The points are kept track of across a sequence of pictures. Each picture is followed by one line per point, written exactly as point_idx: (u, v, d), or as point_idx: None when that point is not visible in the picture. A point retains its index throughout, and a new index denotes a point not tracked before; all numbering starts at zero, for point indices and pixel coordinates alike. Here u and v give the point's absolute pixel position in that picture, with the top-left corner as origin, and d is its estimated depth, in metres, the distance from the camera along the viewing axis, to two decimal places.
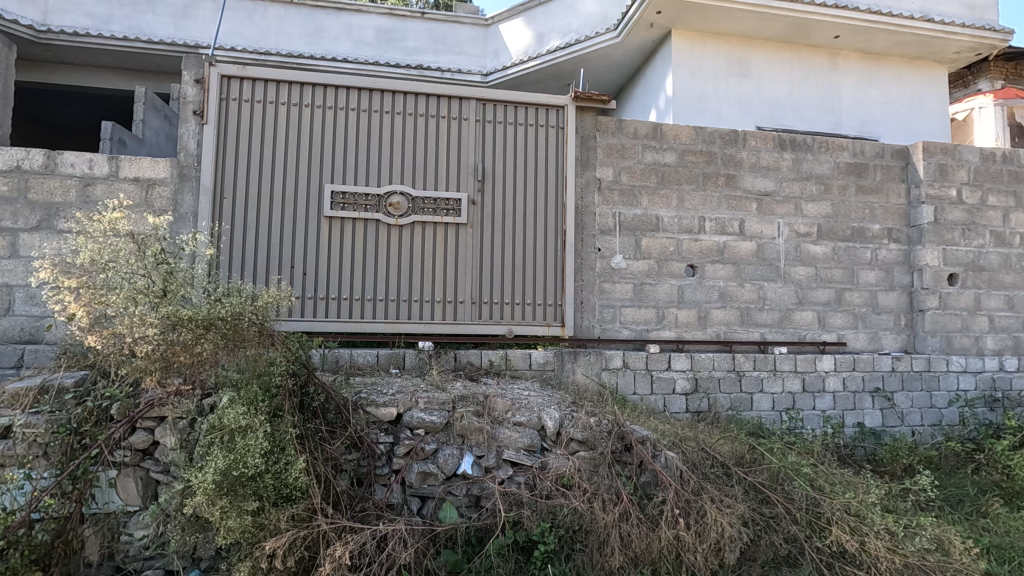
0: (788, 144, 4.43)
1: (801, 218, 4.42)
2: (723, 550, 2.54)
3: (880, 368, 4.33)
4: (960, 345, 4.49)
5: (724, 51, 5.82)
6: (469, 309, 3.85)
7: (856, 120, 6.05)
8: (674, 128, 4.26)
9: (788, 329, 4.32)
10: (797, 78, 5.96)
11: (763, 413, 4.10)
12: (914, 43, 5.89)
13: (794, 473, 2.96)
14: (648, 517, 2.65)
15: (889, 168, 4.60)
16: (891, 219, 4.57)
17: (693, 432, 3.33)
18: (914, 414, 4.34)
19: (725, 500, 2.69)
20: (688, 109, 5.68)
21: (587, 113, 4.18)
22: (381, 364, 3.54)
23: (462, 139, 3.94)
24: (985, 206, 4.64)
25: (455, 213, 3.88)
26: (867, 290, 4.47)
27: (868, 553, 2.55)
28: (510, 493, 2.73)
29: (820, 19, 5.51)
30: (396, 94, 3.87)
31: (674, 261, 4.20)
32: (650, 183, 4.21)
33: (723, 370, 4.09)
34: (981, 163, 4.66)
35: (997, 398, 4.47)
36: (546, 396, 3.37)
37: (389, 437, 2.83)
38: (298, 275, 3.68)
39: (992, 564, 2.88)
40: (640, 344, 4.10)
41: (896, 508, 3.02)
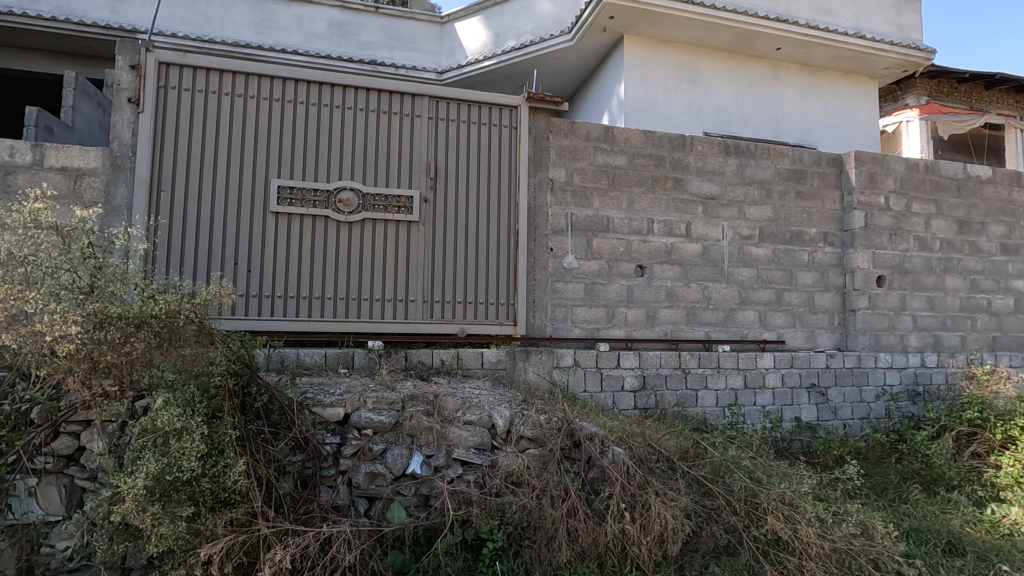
0: (732, 150, 4.60)
1: (744, 221, 4.60)
2: (666, 541, 2.63)
3: (815, 365, 4.55)
4: (887, 343, 4.78)
5: (674, 58, 5.99)
6: (420, 308, 3.81)
7: (796, 129, 6.35)
8: (625, 131, 4.36)
9: (731, 328, 4.49)
10: (742, 88, 6.21)
11: (707, 409, 4.24)
12: (849, 58, 6.23)
13: (734, 466, 3.07)
14: (595, 512, 2.70)
15: (825, 174, 4.85)
16: (827, 223, 4.81)
17: (640, 428, 3.40)
18: (845, 408, 4.58)
19: (669, 493, 2.77)
20: (639, 113, 5.81)
21: (540, 114, 4.21)
22: (329, 364, 3.45)
23: (415, 136, 3.90)
24: (910, 212, 4.96)
25: (407, 211, 3.83)
26: (804, 290, 4.70)
27: (800, 539, 2.68)
28: (459, 492, 2.71)
29: (763, 31, 5.75)
30: (347, 89, 3.80)
31: (624, 262, 4.29)
32: (601, 185, 4.29)
33: (669, 367, 4.20)
34: (906, 172, 4.98)
35: (919, 392, 4.79)
36: (497, 394, 3.37)
37: (336, 437, 2.77)
38: (242, 273, 3.55)
39: (913, 547, 3.08)
40: (590, 342, 4.17)
41: (827, 497, 3.19)
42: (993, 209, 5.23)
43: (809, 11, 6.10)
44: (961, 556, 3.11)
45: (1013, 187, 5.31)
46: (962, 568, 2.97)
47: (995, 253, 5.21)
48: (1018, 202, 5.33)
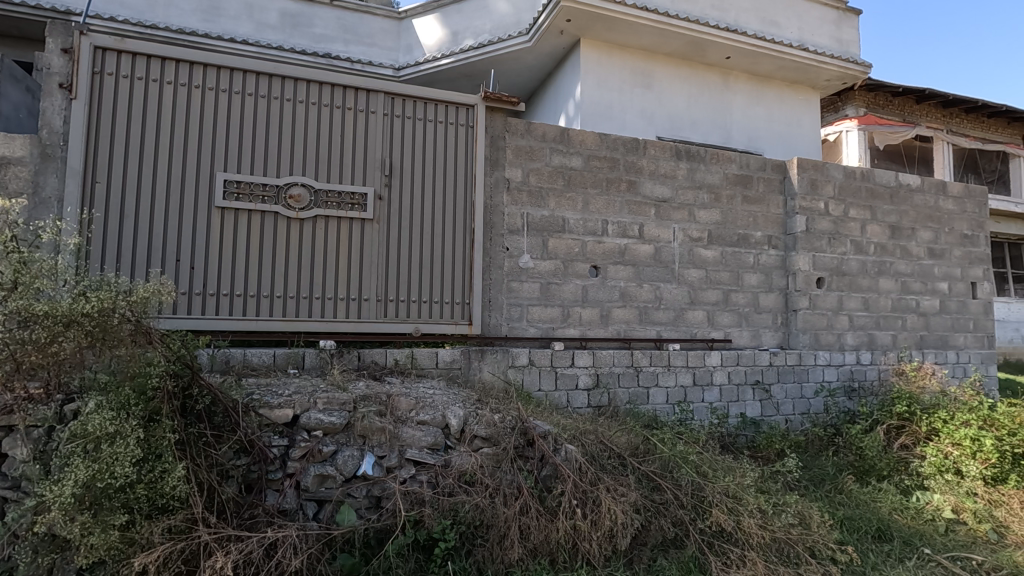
0: (684, 154, 4.74)
1: (694, 223, 4.74)
2: (616, 536, 2.69)
3: (760, 362, 4.73)
4: (826, 341, 5.03)
5: (629, 63, 6.11)
6: (374, 307, 3.75)
7: (744, 135, 6.59)
8: (580, 133, 4.42)
9: (681, 327, 4.62)
10: (693, 94, 6.40)
11: (657, 406, 4.35)
12: (793, 69, 6.51)
13: (682, 461, 3.16)
14: (547, 509, 2.72)
15: (769, 180, 5.05)
16: (771, 227, 5.02)
17: (593, 425, 3.46)
18: (787, 404, 4.80)
19: (619, 489, 2.82)
20: (596, 116, 5.91)
21: (496, 114, 4.22)
22: (277, 364, 3.35)
23: (368, 132, 3.84)
24: (847, 217, 5.23)
25: (360, 208, 3.76)
26: (750, 291, 4.89)
27: (742, 531, 2.78)
28: (411, 492, 2.68)
29: (714, 40, 5.94)
30: (299, 81, 3.70)
31: (579, 262, 4.35)
32: (557, 186, 4.34)
33: (622, 366, 4.28)
34: (844, 179, 5.24)
35: (854, 387, 5.06)
36: (452, 394, 3.35)
37: (284, 440, 2.69)
38: (184, 270, 3.40)
39: (847, 535, 3.25)
40: (545, 342, 4.21)
41: (768, 489, 3.33)
42: (921, 216, 5.58)
43: (756, 23, 6.35)
44: (889, 541, 3.30)
45: (940, 195, 5.68)
46: (890, 552, 3.16)
47: (922, 257, 5.55)
48: (944, 210, 5.70)
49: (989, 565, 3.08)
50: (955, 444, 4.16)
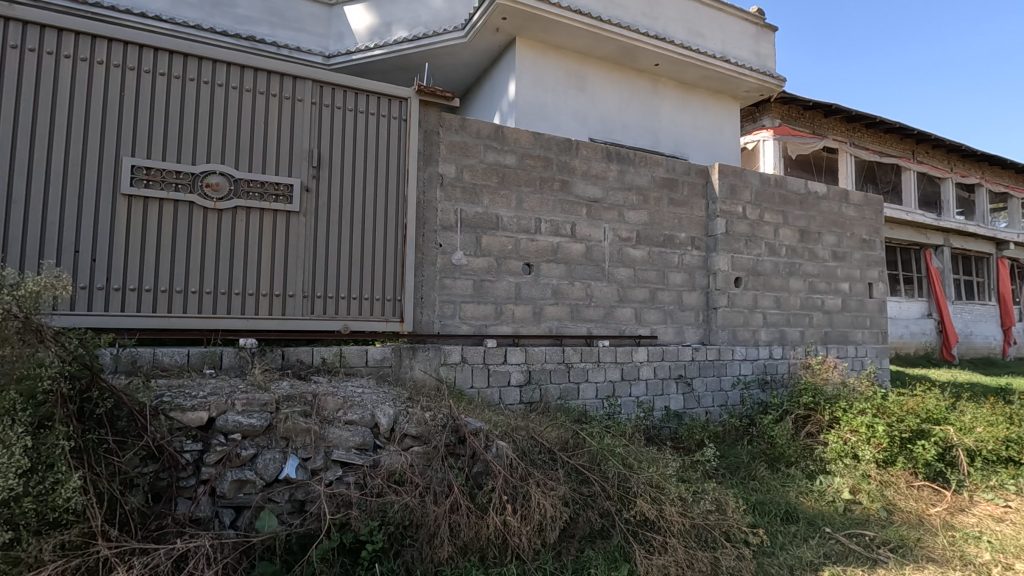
0: (614, 156, 4.87)
1: (623, 224, 4.89)
2: (545, 530, 2.74)
3: (683, 358, 4.95)
4: (743, 337, 5.34)
5: (564, 64, 6.21)
6: (300, 304, 3.59)
7: (671, 140, 6.87)
8: (514, 131, 4.45)
9: (610, 324, 4.76)
10: (624, 98, 6.60)
11: (587, 401, 4.47)
12: (716, 79, 6.86)
13: (609, 454, 3.25)
14: (477, 505, 2.71)
15: (694, 184, 5.30)
16: (695, 229, 5.27)
17: (524, 422, 3.49)
18: (708, 396, 5.06)
19: (549, 483, 2.87)
20: (530, 115, 5.96)
21: (430, 108, 4.17)
22: (191, 364, 3.14)
23: (295, 121, 3.67)
24: (763, 221, 5.57)
25: (285, 200, 3.59)
26: (675, 290, 5.10)
27: (665, 519, 2.90)
28: (337, 495, 2.60)
29: (644, 47, 6.15)
30: (218, 63, 3.48)
31: (512, 259, 4.38)
32: (490, 183, 4.34)
33: (554, 362, 4.35)
34: (760, 185, 5.59)
35: (767, 380, 5.41)
36: (382, 393, 3.28)
37: (197, 445, 2.52)
38: (84, 263, 3.11)
39: (759, 519, 3.47)
40: (478, 339, 4.21)
41: (689, 477, 3.50)
42: (827, 221, 6.05)
43: (683, 33, 6.64)
44: (795, 522, 3.56)
45: (843, 203, 6.18)
46: (796, 533, 3.41)
47: (827, 259, 6.01)
48: (846, 216, 6.21)
49: (879, 540, 3.39)
50: (853, 431, 4.52)
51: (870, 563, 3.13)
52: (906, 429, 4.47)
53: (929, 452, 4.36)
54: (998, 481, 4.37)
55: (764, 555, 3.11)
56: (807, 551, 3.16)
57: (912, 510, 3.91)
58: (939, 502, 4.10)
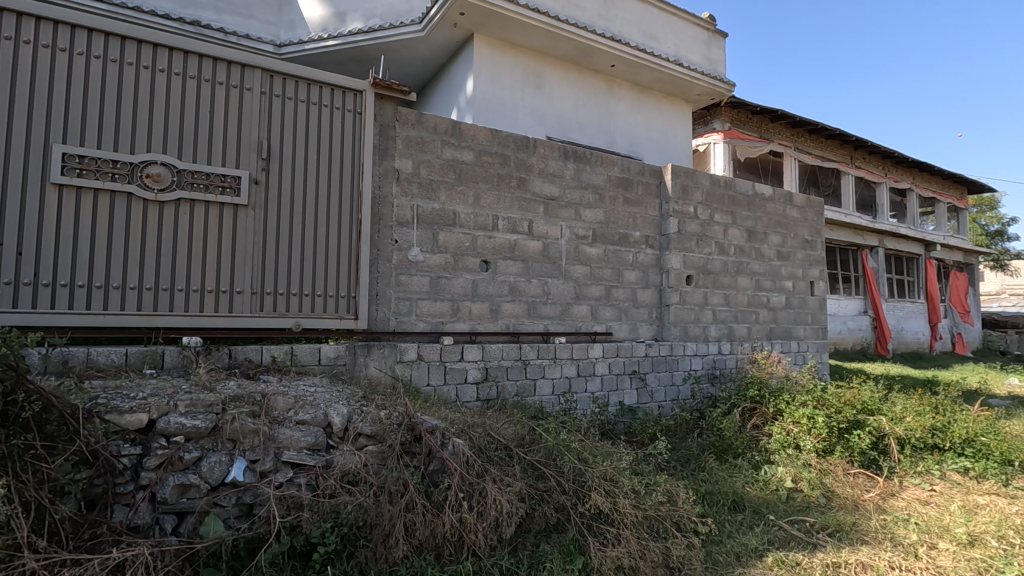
0: (571, 155, 4.93)
1: (580, 222, 4.95)
2: (501, 526, 2.74)
3: (637, 354, 5.10)
4: (694, 334, 5.50)
5: (521, 62, 6.22)
6: (248, 301, 3.47)
7: (626, 140, 7.00)
8: (472, 128, 4.44)
9: (567, 321, 4.81)
10: (581, 98, 6.68)
11: (544, 397, 4.52)
12: (669, 82, 7.04)
13: (564, 449, 3.29)
14: (433, 504, 2.68)
15: (647, 184, 5.42)
16: (648, 228, 5.39)
17: (481, 419, 3.48)
18: (660, 391, 5.22)
19: (505, 479, 2.88)
20: (488, 112, 5.95)
21: (386, 102, 4.10)
22: (130, 364, 2.99)
23: (243, 111, 3.54)
24: (713, 221, 5.75)
25: (233, 193, 3.45)
26: (629, 287, 5.21)
27: (618, 511, 2.96)
28: (288, 497, 2.52)
29: (600, 48, 6.24)
30: (158, 47, 3.30)
31: (469, 256, 4.36)
32: (447, 179, 4.32)
33: (510, 359, 4.40)
34: (710, 187, 5.77)
35: (716, 374, 5.60)
36: (335, 392, 3.20)
37: (136, 448, 2.40)
38: (8, 256, 2.89)
39: (708, 509, 3.59)
40: (435, 336, 4.18)
41: (642, 471, 3.58)
42: (772, 222, 6.30)
43: (638, 35, 6.77)
44: (741, 511, 3.70)
45: (787, 205, 6.45)
46: (742, 521, 3.54)
47: (772, 258, 6.27)
48: (790, 218, 6.49)
49: (818, 525, 3.57)
50: (795, 422, 4.73)
51: (810, 548, 3.28)
52: (843, 420, 4.71)
53: (864, 441, 4.61)
54: (924, 467, 4.66)
55: (713, 543, 3.22)
56: (752, 538, 3.29)
57: (849, 496, 4.12)
58: (873, 488, 4.34)
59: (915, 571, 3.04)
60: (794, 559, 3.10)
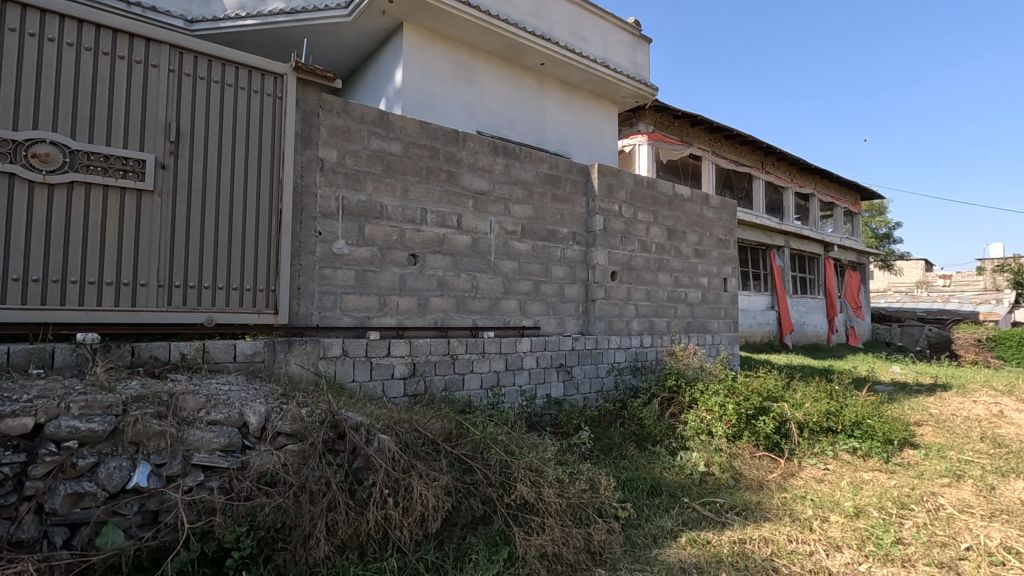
0: (501, 151, 4.95)
1: (509, 217, 4.99)
2: (426, 521, 2.72)
3: (564, 347, 5.22)
4: (618, 328, 5.71)
5: (452, 55, 6.17)
6: (154, 294, 3.22)
7: (555, 138, 7.12)
8: (400, 119, 4.36)
9: (495, 315, 4.84)
10: (511, 94, 6.71)
11: (472, 391, 4.54)
12: (597, 83, 7.23)
13: (491, 442, 3.32)
14: (357, 501, 2.63)
15: (575, 181, 5.55)
16: (576, 224, 5.53)
17: (408, 414, 3.45)
18: (585, 383, 5.38)
19: (431, 474, 2.86)
20: (417, 104, 5.87)
21: (310, 88, 3.94)
22: (13, 364, 2.70)
23: (148, 90, 3.27)
24: (636, 219, 5.98)
25: (136, 177, 3.19)
26: (557, 282, 5.32)
27: (542, 500, 3.02)
28: (198, 502, 2.37)
29: (530, 45, 6.30)
30: (47, 14, 2.99)
31: (396, 250, 4.29)
32: (375, 170, 4.22)
33: (438, 354, 4.37)
34: (634, 186, 5.99)
35: (638, 366, 5.85)
36: (252, 390, 3.05)
37: (20, 456, 2.18)
38: None
39: (629, 494, 3.76)
40: (360, 331, 4.09)
41: (566, 461, 3.69)
42: (690, 222, 6.65)
43: (567, 36, 6.90)
44: (658, 495, 3.90)
45: (704, 206, 6.83)
46: (659, 504, 3.73)
47: (690, 256, 6.62)
48: (706, 218, 6.87)
49: (727, 505, 3.82)
50: (708, 410, 5.02)
51: (719, 526, 3.51)
52: (750, 407, 5.07)
53: (769, 426, 4.98)
54: (820, 448, 5.11)
55: (631, 527, 3.37)
56: (667, 520, 3.48)
57: (755, 476, 4.44)
58: (776, 468, 4.69)
59: (809, 542, 3.33)
60: (704, 537, 3.30)
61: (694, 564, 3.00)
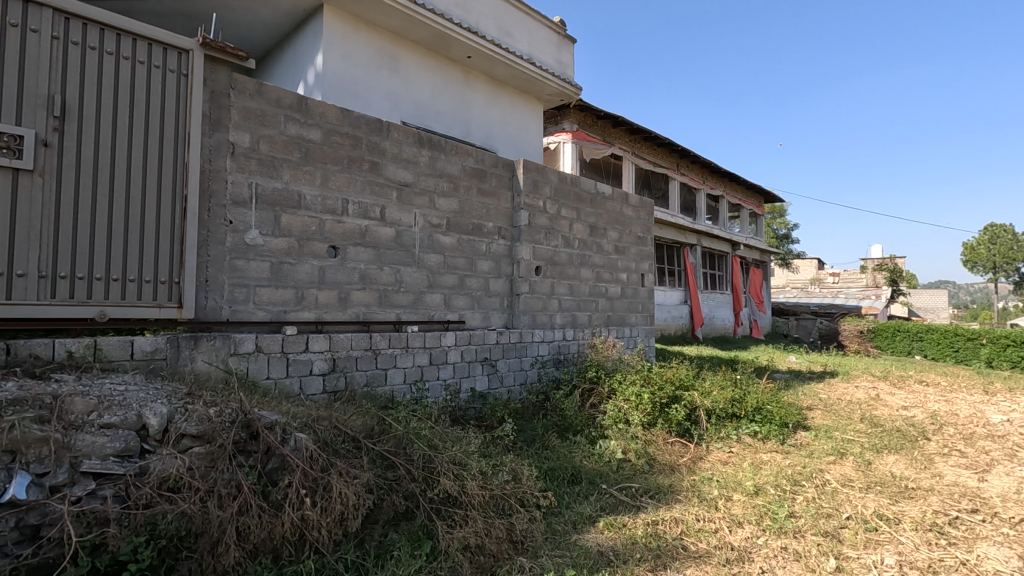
0: (426, 142, 4.88)
1: (434, 210, 4.94)
2: (346, 519, 2.66)
3: (488, 341, 5.25)
4: (542, 322, 5.82)
5: (375, 42, 5.99)
6: (35, 286, 2.87)
7: (481, 132, 7.11)
8: (319, 104, 4.19)
9: (420, 309, 4.78)
10: (437, 86, 6.63)
11: (395, 387, 4.47)
12: (523, 79, 7.30)
13: (414, 437, 3.28)
14: (271, 503, 2.51)
15: (501, 176, 5.57)
16: (501, 219, 5.56)
17: (327, 411, 3.33)
18: (509, 376, 5.45)
19: (352, 471, 2.79)
20: (338, 91, 5.66)
21: (220, 66, 3.70)
22: None
23: (26, 57, 2.91)
24: (560, 216, 6.11)
25: (12, 154, 2.83)
26: (482, 277, 5.33)
27: (466, 493, 3.03)
28: (88, 513, 2.16)
29: (456, 37, 6.25)
30: None
31: (315, 241, 4.12)
32: (292, 157, 4.03)
33: (360, 349, 4.26)
34: (558, 183, 6.12)
35: (560, 359, 6.00)
36: (153, 389, 2.83)
37: None
38: None
39: (550, 484, 3.86)
40: (276, 326, 3.91)
41: (490, 453, 3.72)
42: (611, 219, 6.88)
43: (494, 30, 6.90)
44: (578, 483, 4.03)
45: (624, 204, 7.09)
46: (579, 491, 3.87)
47: (611, 252, 6.86)
48: (626, 215, 7.14)
49: (642, 489, 4.02)
50: (626, 399, 5.25)
51: (634, 510, 3.69)
52: (663, 396, 5.35)
53: (680, 413, 5.28)
54: (725, 432, 5.49)
55: (552, 515, 3.47)
56: (586, 507, 3.60)
57: (667, 461, 4.69)
58: (686, 453, 4.98)
59: (715, 520, 3.57)
60: (621, 521, 3.45)
61: (611, 547, 3.12)
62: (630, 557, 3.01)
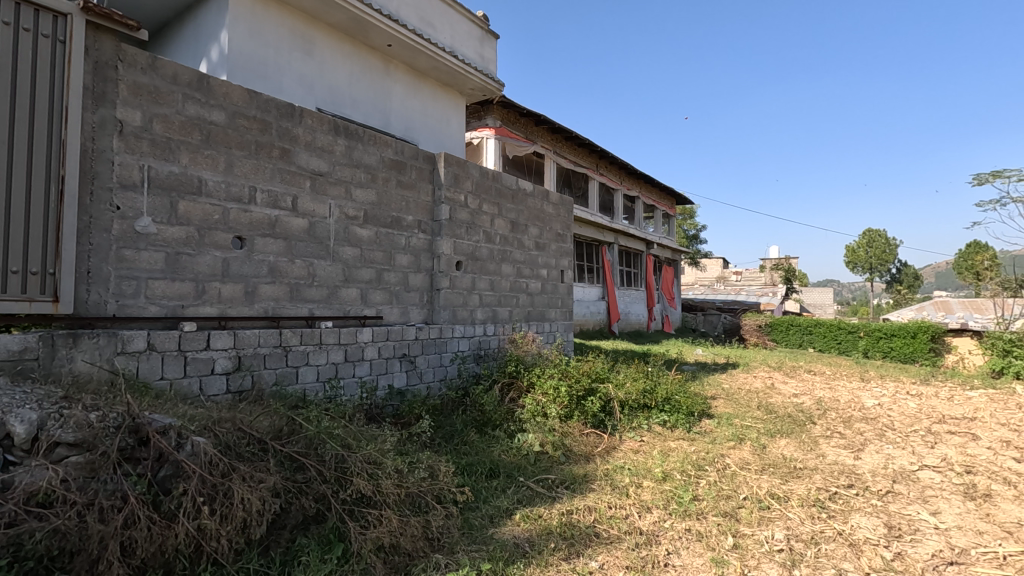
0: (342, 131, 4.69)
1: (350, 202, 4.76)
2: (249, 527, 2.51)
3: (407, 337, 5.15)
4: (462, 317, 5.79)
5: (288, 22, 5.68)
6: None
7: (401, 123, 6.94)
8: (223, 84, 3.90)
9: (334, 304, 4.60)
10: (355, 73, 6.38)
11: (307, 385, 4.27)
12: (445, 71, 7.20)
13: (327, 436, 3.14)
14: (162, 514, 2.31)
15: (421, 169, 5.47)
16: (421, 213, 5.47)
17: (230, 412, 3.12)
18: (429, 372, 5.38)
19: (256, 475, 2.63)
20: (245, 71, 5.31)
21: (105, 35, 3.33)
22: None
23: None
24: (481, 211, 6.10)
25: None
26: (401, 271, 5.21)
27: (380, 492, 2.95)
28: None
29: (375, 23, 6.05)
30: None
31: (218, 231, 3.85)
32: (191, 140, 3.73)
33: (268, 346, 4.02)
34: (480, 178, 6.10)
35: (480, 354, 6.00)
36: (19, 394, 2.51)
37: None
38: None
39: (468, 479, 3.85)
40: (172, 322, 3.61)
41: (406, 450, 3.65)
42: (532, 216, 6.96)
43: (414, 19, 6.76)
44: (496, 476, 4.06)
45: (544, 201, 7.20)
46: (496, 485, 3.89)
47: (531, 248, 6.94)
48: (546, 212, 7.25)
49: (558, 480, 4.11)
50: (544, 393, 5.34)
51: (550, 501, 3.77)
52: (580, 388, 5.50)
53: (595, 405, 5.45)
54: (637, 422, 5.74)
55: (469, 509, 3.47)
56: (504, 500, 3.63)
57: (582, 451, 4.83)
58: (600, 443, 5.16)
59: (625, 507, 3.72)
60: (537, 512, 3.51)
61: (526, 539, 3.16)
62: (544, 547, 3.06)
